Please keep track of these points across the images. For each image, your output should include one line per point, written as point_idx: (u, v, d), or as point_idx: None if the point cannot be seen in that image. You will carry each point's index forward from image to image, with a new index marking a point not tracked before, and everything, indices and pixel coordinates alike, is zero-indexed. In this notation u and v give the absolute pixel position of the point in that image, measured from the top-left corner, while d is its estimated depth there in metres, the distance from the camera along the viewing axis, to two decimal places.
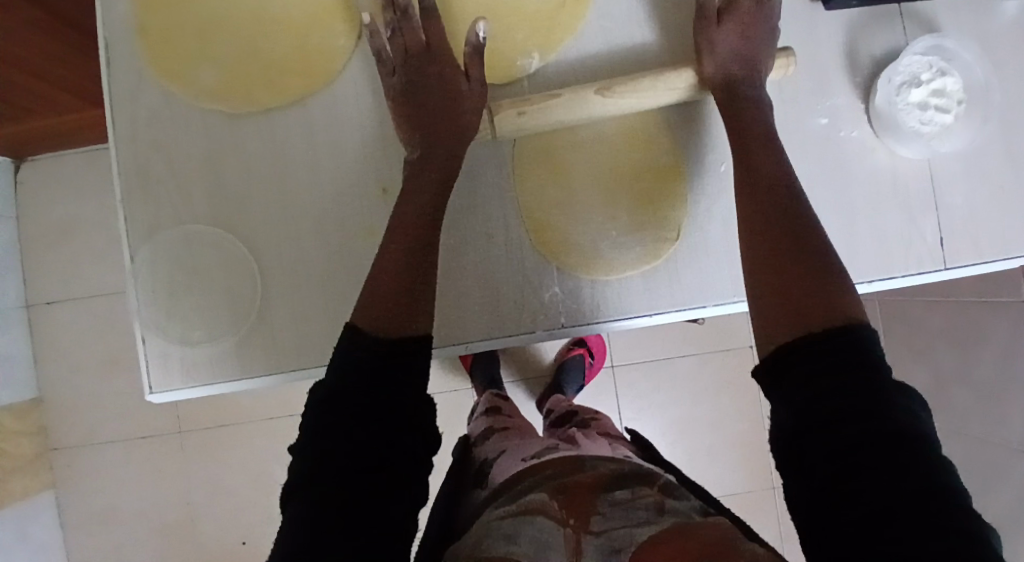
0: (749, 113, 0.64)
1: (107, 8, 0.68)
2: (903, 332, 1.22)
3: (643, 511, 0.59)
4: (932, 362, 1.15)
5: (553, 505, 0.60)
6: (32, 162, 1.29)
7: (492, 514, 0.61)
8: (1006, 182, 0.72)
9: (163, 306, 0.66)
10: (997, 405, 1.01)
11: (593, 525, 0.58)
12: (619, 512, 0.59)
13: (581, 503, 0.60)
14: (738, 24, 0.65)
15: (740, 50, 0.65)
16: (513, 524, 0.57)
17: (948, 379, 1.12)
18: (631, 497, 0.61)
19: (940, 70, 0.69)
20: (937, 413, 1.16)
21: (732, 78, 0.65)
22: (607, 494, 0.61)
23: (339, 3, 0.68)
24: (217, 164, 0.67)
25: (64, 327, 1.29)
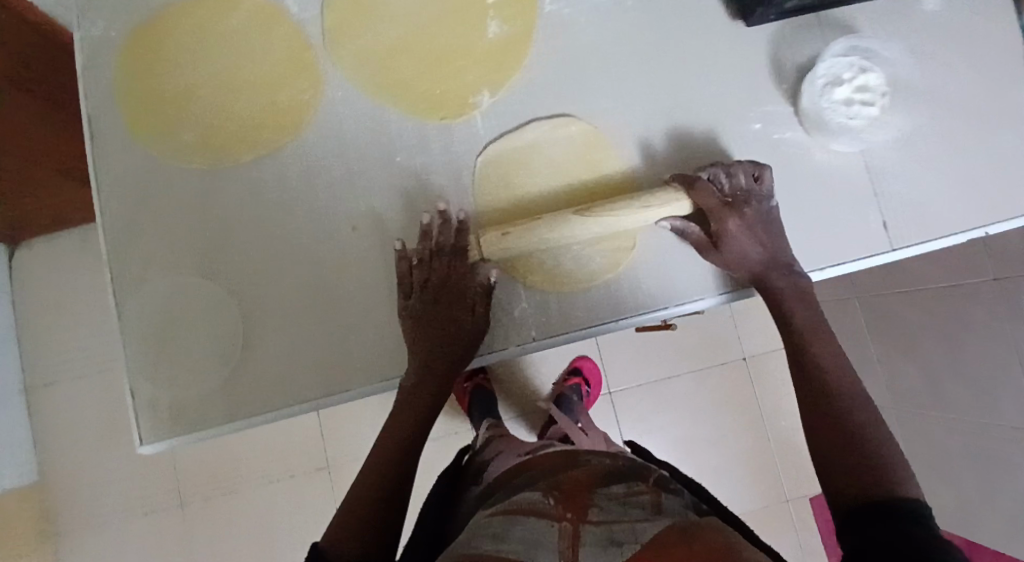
0: (785, 302, 0.69)
1: (90, 86, 0.74)
2: (887, 329, 1.19)
3: (639, 508, 0.59)
4: (920, 355, 1.12)
5: (548, 503, 0.59)
6: (26, 247, 1.33)
7: (488, 516, 0.60)
8: (941, 164, 0.76)
9: (150, 355, 0.69)
10: (990, 390, 0.97)
11: (590, 516, 0.57)
12: (615, 507, 0.59)
13: (577, 499, 0.60)
14: (740, 239, 0.70)
15: (760, 253, 0.70)
16: (502, 524, 0.57)
17: (940, 369, 1.08)
18: (626, 495, 0.61)
19: (860, 69, 0.74)
20: (934, 406, 1.11)
21: (755, 281, 0.70)
22: (601, 493, 0.61)
23: (302, 64, 0.74)
24: (197, 217, 0.71)
25: (63, 406, 1.31)
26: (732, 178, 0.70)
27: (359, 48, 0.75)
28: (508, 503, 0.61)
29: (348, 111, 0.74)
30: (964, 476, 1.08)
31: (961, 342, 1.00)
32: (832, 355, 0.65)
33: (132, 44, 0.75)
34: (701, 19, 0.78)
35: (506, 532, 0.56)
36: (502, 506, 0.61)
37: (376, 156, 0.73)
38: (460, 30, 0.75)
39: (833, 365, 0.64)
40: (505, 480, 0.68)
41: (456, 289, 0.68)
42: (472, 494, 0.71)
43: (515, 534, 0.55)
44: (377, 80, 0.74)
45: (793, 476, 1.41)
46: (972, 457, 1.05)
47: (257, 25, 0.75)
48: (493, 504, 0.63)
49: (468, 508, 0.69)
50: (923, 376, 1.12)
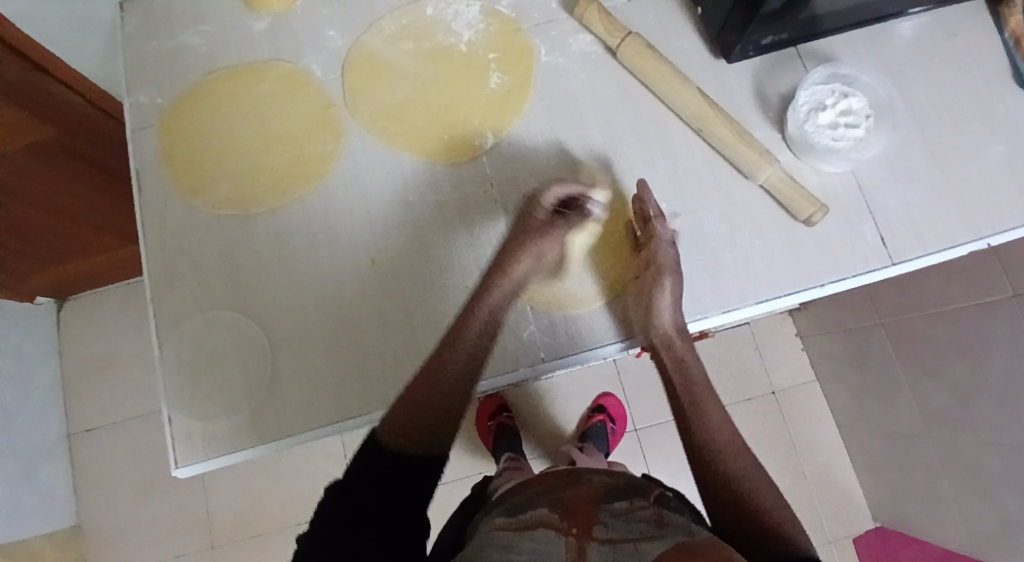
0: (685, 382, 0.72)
1: (138, 147, 0.82)
2: (911, 350, 1.15)
3: (644, 525, 0.58)
4: (945, 374, 1.08)
5: (555, 519, 0.59)
6: (74, 301, 1.42)
7: (495, 532, 0.60)
8: (932, 178, 0.79)
9: (187, 385, 0.74)
10: (1020, 404, 0.93)
11: (596, 532, 0.56)
12: (619, 523, 0.59)
13: (583, 515, 0.60)
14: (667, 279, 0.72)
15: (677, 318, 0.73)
16: (511, 538, 0.56)
17: (968, 387, 1.03)
18: (630, 512, 0.61)
19: (842, 94, 0.79)
20: (964, 427, 1.06)
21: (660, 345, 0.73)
22: (605, 508, 0.62)
23: (325, 118, 0.82)
24: (232, 257, 0.78)
25: (104, 452, 1.37)
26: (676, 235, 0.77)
27: (375, 101, 0.82)
28: (514, 521, 0.61)
29: (366, 157, 0.81)
30: (1005, 499, 1.00)
31: (986, 355, 0.97)
32: (718, 416, 0.69)
33: (175, 109, 0.84)
34: (688, 60, 0.84)
35: (514, 545, 0.55)
36: (508, 524, 0.61)
37: (393, 198, 0.79)
38: (466, 81, 0.83)
39: (719, 428, 0.68)
40: (511, 499, 0.69)
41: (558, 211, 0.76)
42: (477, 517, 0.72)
43: (521, 547, 0.54)
44: (391, 128, 0.81)
45: (832, 516, 1.42)
46: (1010, 479, 0.98)
47: (286, 87, 0.83)
48: (498, 521, 0.62)
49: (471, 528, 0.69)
50: (951, 395, 1.07)
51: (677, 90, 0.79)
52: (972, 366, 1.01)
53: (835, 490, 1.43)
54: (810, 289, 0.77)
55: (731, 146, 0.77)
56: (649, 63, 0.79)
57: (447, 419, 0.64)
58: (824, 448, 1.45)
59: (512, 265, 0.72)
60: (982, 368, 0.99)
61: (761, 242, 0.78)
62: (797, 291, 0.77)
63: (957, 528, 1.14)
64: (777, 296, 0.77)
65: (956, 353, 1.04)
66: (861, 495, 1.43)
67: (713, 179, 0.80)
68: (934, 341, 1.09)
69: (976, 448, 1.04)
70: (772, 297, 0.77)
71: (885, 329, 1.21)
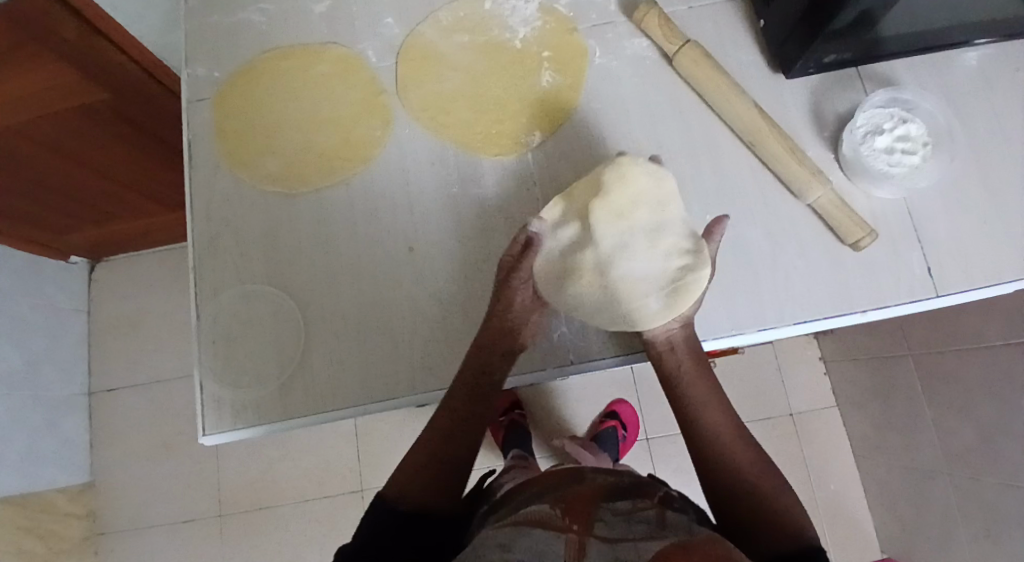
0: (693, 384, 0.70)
1: (191, 117, 0.84)
2: (938, 385, 1.13)
3: (644, 523, 0.57)
4: (971, 412, 1.05)
5: (555, 517, 0.58)
6: (107, 263, 1.45)
7: (495, 527, 0.59)
8: (984, 213, 0.77)
9: (222, 354, 0.75)
10: None
11: (596, 530, 0.55)
12: (620, 521, 0.57)
13: (582, 514, 0.58)
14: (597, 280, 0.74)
15: (682, 322, 0.70)
16: (509, 535, 0.55)
17: (994, 428, 1.01)
18: (631, 511, 0.59)
19: (901, 119, 0.77)
20: (986, 467, 1.03)
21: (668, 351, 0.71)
22: (607, 507, 0.60)
23: (376, 104, 0.83)
24: (275, 233, 0.79)
25: (122, 411, 1.39)
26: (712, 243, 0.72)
27: (427, 90, 0.83)
28: (514, 518, 0.60)
29: (413, 145, 0.81)
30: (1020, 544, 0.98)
31: (1016, 397, 0.95)
32: (720, 413, 0.69)
33: (230, 84, 0.85)
34: (744, 73, 0.83)
35: (512, 542, 0.54)
36: (507, 521, 0.59)
37: (435, 187, 0.79)
38: (517, 78, 0.83)
39: (721, 425, 0.68)
40: (513, 498, 0.67)
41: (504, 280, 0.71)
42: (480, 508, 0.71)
43: (520, 544, 0.53)
44: (439, 118, 0.82)
45: (839, 544, 1.40)
46: None
47: (340, 70, 0.84)
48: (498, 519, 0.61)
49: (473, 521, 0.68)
50: (976, 435, 1.05)
51: (732, 101, 0.78)
52: (1001, 407, 0.98)
53: (844, 519, 1.41)
54: (849, 314, 0.75)
55: (791, 170, 0.76)
56: (705, 73, 0.79)
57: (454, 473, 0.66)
58: (837, 475, 1.43)
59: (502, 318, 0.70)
60: (1011, 409, 0.96)
61: (803, 264, 0.77)
62: (837, 315, 0.76)
63: None
64: (816, 318, 0.75)
65: (985, 393, 1.01)
66: (871, 527, 1.40)
67: (757, 195, 0.79)
68: (963, 378, 1.07)
69: (995, 491, 1.02)
70: (812, 318, 0.75)
71: (913, 361, 1.19)
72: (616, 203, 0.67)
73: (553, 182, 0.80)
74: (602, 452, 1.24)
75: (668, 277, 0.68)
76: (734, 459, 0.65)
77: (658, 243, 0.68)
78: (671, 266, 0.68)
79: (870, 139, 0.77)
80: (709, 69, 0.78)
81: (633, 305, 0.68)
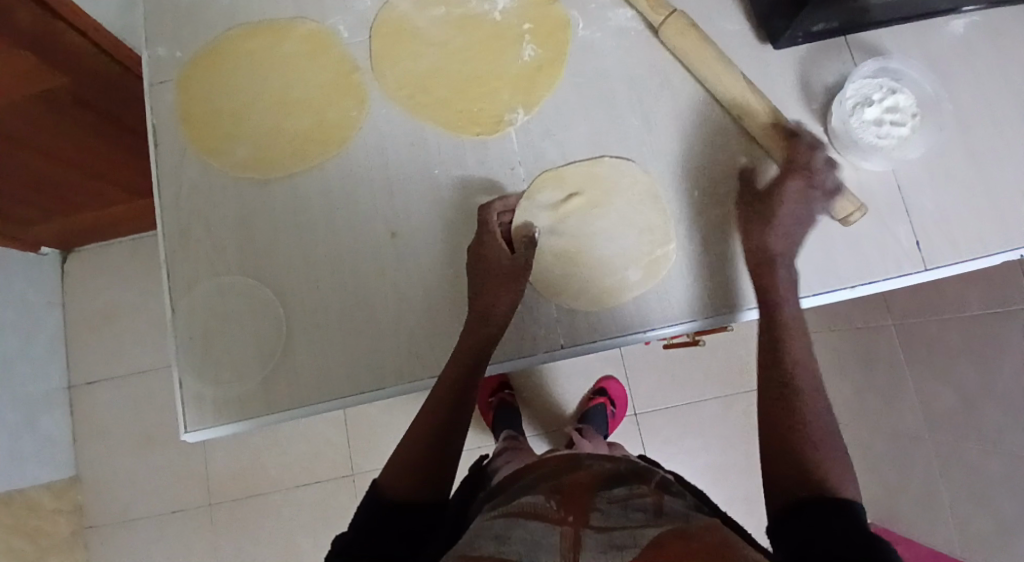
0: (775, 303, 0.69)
1: (155, 102, 0.80)
2: (921, 354, 1.14)
3: (641, 511, 0.56)
4: (954, 380, 1.06)
5: (551, 506, 0.57)
6: (79, 253, 1.41)
7: (490, 517, 0.58)
8: (971, 185, 0.77)
9: (200, 350, 0.73)
10: None
11: (592, 520, 0.54)
12: (616, 510, 0.56)
13: (579, 504, 0.57)
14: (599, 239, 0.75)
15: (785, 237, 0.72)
16: (503, 527, 0.55)
17: (976, 396, 1.01)
18: (627, 498, 0.58)
19: (890, 89, 0.75)
20: (969, 434, 1.04)
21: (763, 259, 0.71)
22: (604, 495, 0.59)
23: (350, 83, 0.79)
24: (248, 221, 0.76)
25: (103, 405, 1.36)
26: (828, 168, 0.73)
27: (403, 68, 0.79)
28: (509, 508, 0.59)
29: (390, 126, 0.78)
30: (1001, 507, 0.99)
31: (998, 365, 0.95)
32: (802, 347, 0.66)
33: (195, 64, 0.81)
34: (731, 44, 0.81)
35: (507, 534, 0.53)
36: (503, 512, 0.58)
37: (416, 170, 0.77)
38: (497, 53, 0.80)
39: (800, 358, 0.65)
40: (511, 485, 0.66)
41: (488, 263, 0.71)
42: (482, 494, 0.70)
43: (513, 536, 0.52)
44: (417, 97, 0.78)
45: None
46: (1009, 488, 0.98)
47: (311, 48, 0.80)
48: (494, 509, 0.60)
49: (476, 506, 0.67)
50: (958, 403, 1.06)
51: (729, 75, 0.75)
52: (982, 375, 0.99)
53: None
54: (838, 290, 0.75)
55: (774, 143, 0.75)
56: (691, 45, 0.76)
57: (446, 465, 0.64)
58: None
59: (483, 304, 0.70)
60: (993, 377, 0.97)
61: None
62: (828, 291, 0.75)
63: (949, 534, 1.13)
64: (807, 296, 0.75)
65: (968, 361, 1.02)
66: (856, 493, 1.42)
67: (746, 171, 0.77)
68: (946, 347, 1.07)
69: (976, 456, 1.03)
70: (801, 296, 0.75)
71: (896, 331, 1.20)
72: (594, 197, 0.76)
73: (539, 162, 0.77)
74: (592, 428, 1.24)
75: (644, 254, 0.75)
76: (802, 401, 0.62)
77: (633, 225, 0.76)
78: (632, 241, 0.75)
79: (858, 111, 0.75)
80: (698, 39, 0.76)
81: (614, 281, 0.75)
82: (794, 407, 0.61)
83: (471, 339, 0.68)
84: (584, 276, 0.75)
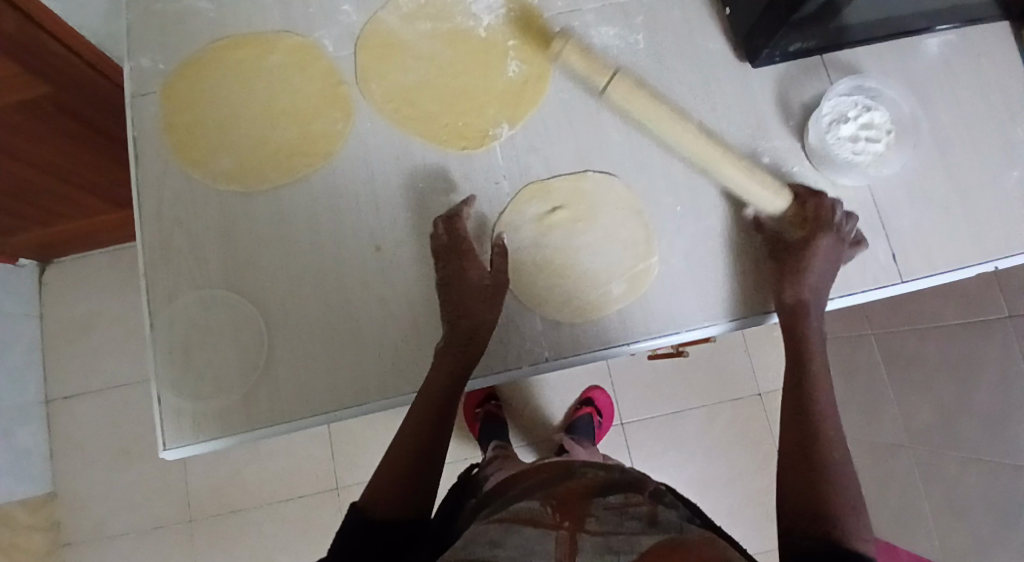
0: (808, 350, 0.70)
1: (138, 114, 0.79)
2: (901, 364, 1.16)
3: (635, 519, 0.56)
4: (931, 389, 1.08)
5: (547, 512, 0.57)
6: (58, 264, 1.39)
7: (487, 523, 0.58)
8: (944, 199, 0.79)
9: (180, 365, 0.72)
10: (1002, 425, 0.93)
11: (588, 525, 0.55)
12: (612, 517, 0.57)
13: (575, 511, 0.57)
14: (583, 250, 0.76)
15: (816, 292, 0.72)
16: (500, 532, 0.54)
17: (953, 405, 1.03)
18: (622, 506, 0.59)
19: (865, 107, 0.77)
20: (946, 444, 1.06)
21: (794, 308, 0.72)
22: (598, 503, 0.59)
23: (335, 96, 0.79)
24: (232, 234, 0.75)
25: (82, 418, 1.34)
26: (850, 219, 0.74)
27: (389, 82, 0.80)
28: (504, 515, 0.59)
29: (376, 140, 0.78)
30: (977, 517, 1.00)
31: (973, 375, 0.97)
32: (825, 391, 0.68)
33: (179, 76, 0.80)
34: (712, 62, 0.82)
35: (503, 538, 0.53)
36: (498, 518, 0.58)
37: (401, 184, 0.77)
38: (483, 68, 0.80)
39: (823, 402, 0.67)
40: (505, 493, 0.66)
41: (466, 279, 0.71)
42: (471, 504, 0.70)
43: (510, 540, 0.52)
44: (403, 111, 0.79)
45: None
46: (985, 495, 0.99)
47: (296, 60, 0.80)
48: (490, 516, 0.60)
49: (465, 517, 0.67)
50: (936, 412, 1.08)
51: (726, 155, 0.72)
52: (958, 384, 1.01)
53: None
54: None
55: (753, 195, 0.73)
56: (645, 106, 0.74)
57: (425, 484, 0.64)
58: None
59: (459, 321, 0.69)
60: (969, 387, 0.99)
61: None
62: None
63: (930, 542, 1.15)
64: None
65: (945, 370, 1.04)
66: None
67: (727, 186, 0.78)
68: (925, 357, 1.09)
69: (954, 465, 1.05)
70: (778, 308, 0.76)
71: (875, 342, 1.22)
72: (579, 209, 0.77)
73: (523, 177, 0.78)
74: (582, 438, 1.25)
75: (627, 267, 0.76)
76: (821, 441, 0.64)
77: (616, 239, 0.76)
78: (613, 255, 0.76)
79: (834, 129, 0.77)
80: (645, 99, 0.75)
81: (598, 294, 0.75)
82: (816, 448, 0.63)
83: (449, 352, 0.69)
84: (566, 288, 0.75)
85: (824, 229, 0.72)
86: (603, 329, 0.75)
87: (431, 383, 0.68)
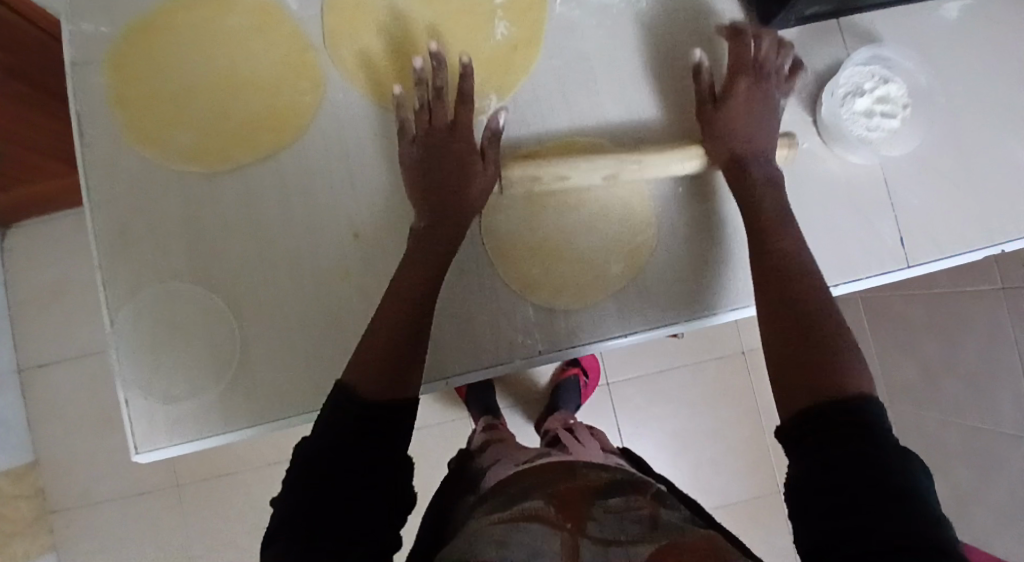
0: (758, 191, 0.66)
1: (82, 85, 0.71)
2: (885, 325, 1.12)
3: (637, 523, 0.53)
4: (914, 350, 1.07)
5: (548, 513, 0.55)
6: (19, 228, 1.30)
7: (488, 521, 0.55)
8: (955, 176, 0.74)
9: (148, 363, 0.67)
10: (988, 390, 0.93)
11: (590, 530, 0.52)
12: (613, 521, 0.54)
13: (576, 513, 0.55)
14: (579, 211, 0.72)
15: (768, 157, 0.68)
16: (503, 531, 0.52)
17: (937, 366, 1.02)
18: (624, 509, 0.56)
19: (882, 78, 0.72)
20: (930, 405, 1.06)
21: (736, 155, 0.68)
22: (599, 505, 0.56)
23: (303, 64, 0.72)
24: (196, 220, 0.69)
25: (57, 387, 1.29)
26: (783, 52, 0.70)
27: (363, 47, 0.72)
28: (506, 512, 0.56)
29: (350, 113, 0.71)
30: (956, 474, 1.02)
31: (963, 341, 0.96)
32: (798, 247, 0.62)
33: (127, 41, 0.72)
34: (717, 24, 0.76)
35: (506, 539, 0.50)
36: (497, 517, 0.56)
37: (381, 162, 0.71)
38: (467, 30, 0.73)
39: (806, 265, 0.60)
40: (503, 488, 0.63)
41: (456, 142, 0.66)
42: (465, 503, 0.67)
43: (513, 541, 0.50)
44: (381, 81, 0.72)
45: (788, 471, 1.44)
46: (965, 454, 1.00)
47: (257, 22, 0.72)
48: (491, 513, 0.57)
49: (460, 519, 0.64)
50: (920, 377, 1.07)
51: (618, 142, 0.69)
52: (947, 349, 1.00)
53: None
54: None
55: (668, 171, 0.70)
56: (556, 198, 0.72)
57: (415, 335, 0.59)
58: None
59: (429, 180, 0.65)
60: (957, 353, 0.98)
61: None
62: None
63: None
64: None
65: (932, 332, 1.02)
66: None
67: None
68: (910, 317, 1.06)
69: (937, 427, 1.05)
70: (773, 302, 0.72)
71: (861, 303, 1.19)
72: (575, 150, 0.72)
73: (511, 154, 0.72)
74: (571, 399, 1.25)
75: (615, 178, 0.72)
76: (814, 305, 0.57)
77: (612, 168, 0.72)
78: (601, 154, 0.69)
79: (850, 101, 0.72)
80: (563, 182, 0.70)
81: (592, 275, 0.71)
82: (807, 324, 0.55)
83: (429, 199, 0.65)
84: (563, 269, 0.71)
85: (752, 70, 0.69)
86: (597, 314, 0.71)
87: (415, 244, 0.64)
